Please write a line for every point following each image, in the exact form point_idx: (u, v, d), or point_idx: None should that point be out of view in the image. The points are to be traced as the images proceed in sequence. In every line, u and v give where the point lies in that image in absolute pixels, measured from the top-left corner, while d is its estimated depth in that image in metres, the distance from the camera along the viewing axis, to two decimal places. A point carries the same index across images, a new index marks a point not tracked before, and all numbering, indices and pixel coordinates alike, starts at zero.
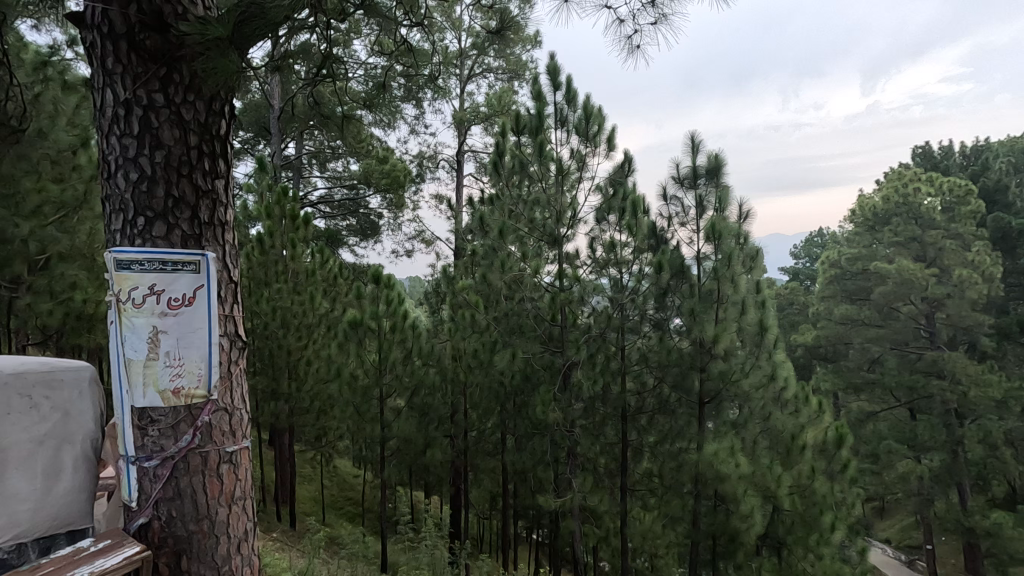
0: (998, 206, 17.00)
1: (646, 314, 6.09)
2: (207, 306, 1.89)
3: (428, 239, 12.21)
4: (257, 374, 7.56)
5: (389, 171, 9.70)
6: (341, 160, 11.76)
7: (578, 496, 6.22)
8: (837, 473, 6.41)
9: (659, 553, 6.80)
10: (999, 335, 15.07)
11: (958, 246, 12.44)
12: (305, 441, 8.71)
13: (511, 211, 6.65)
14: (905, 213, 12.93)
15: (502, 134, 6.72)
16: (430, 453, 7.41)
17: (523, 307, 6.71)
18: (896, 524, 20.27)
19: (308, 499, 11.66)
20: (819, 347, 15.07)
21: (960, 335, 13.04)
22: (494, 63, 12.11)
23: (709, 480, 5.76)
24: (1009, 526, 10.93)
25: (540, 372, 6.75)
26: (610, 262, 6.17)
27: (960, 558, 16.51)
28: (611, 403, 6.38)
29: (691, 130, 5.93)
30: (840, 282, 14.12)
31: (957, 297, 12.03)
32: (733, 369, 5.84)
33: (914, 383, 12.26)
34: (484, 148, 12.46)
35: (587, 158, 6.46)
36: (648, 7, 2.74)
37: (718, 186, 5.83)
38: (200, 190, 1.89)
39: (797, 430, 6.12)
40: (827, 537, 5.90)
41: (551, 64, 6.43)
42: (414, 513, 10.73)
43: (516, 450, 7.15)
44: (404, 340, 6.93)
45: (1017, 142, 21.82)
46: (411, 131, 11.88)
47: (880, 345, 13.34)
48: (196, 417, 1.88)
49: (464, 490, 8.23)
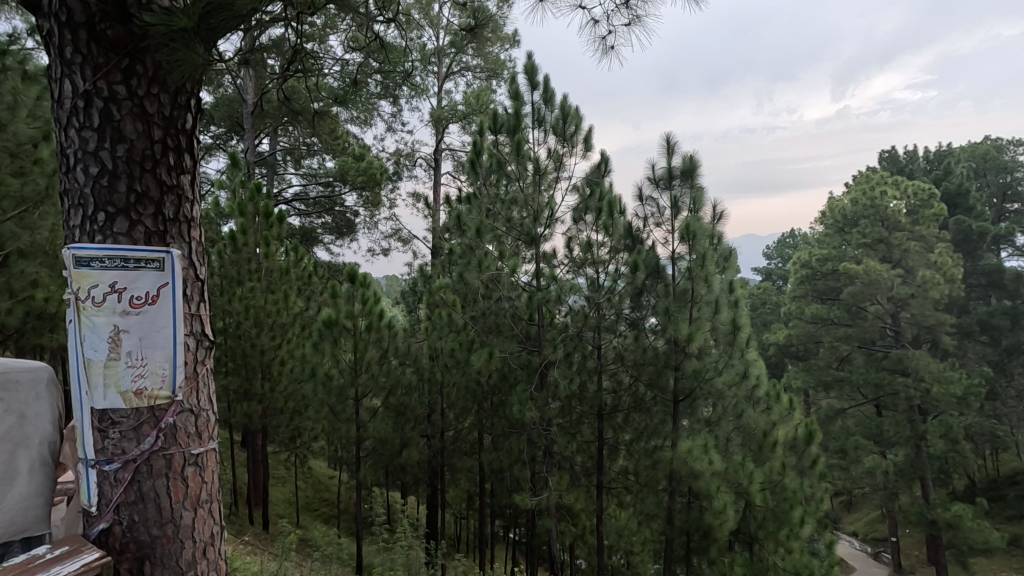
0: (960, 209, 17.59)
1: (621, 313, 6.15)
2: (173, 305, 1.85)
3: (405, 238, 12.11)
4: (229, 374, 7.39)
5: (365, 168, 9.58)
6: (317, 157, 11.55)
7: (554, 494, 6.27)
8: (807, 469, 6.57)
9: (635, 551, 6.87)
10: (960, 334, 15.63)
11: (922, 248, 12.83)
12: (279, 443, 8.56)
13: (489, 210, 6.70)
14: (873, 216, 13.28)
15: (480, 132, 6.71)
16: (407, 453, 7.33)
17: (500, 306, 6.75)
18: (863, 518, 20.87)
19: (282, 501, 11.48)
20: (791, 346, 15.40)
21: (924, 334, 13.47)
22: (472, 61, 12.09)
23: (682, 477, 5.85)
24: (968, 518, 11.34)
25: (517, 371, 6.76)
26: (587, 261, 6.23)
27: (923, 549, 17.07)
28: (588, 402, 6.41)
29: (666, 132, 5.99)
30: (811, 283, 14.44)
31: (921, 296, 12.42)
32: (706, 367, 5.93)
33: (880, 380, 12.61)
34: (462, 147, 12.41)
35: (564, 158, 6.51)
36: (622, 8, 2.77)
37: (693, 187, 5.91)
38: (165, 185, 1.84)
39: (768, 427, 6.28)
40: (797, 532, 6.01)
41: (529, 64, 6.43)
42: (390, 514, 10.65)
43: (492, 449, 7.13)
44: (379, 340, 6.78)
45: (978, 147, 22.56)
46: (388, 128, 11.79)
47: (848, 344, 13.69)
48: (160, 419, 1.84)
49: (441, 490, 8.20)
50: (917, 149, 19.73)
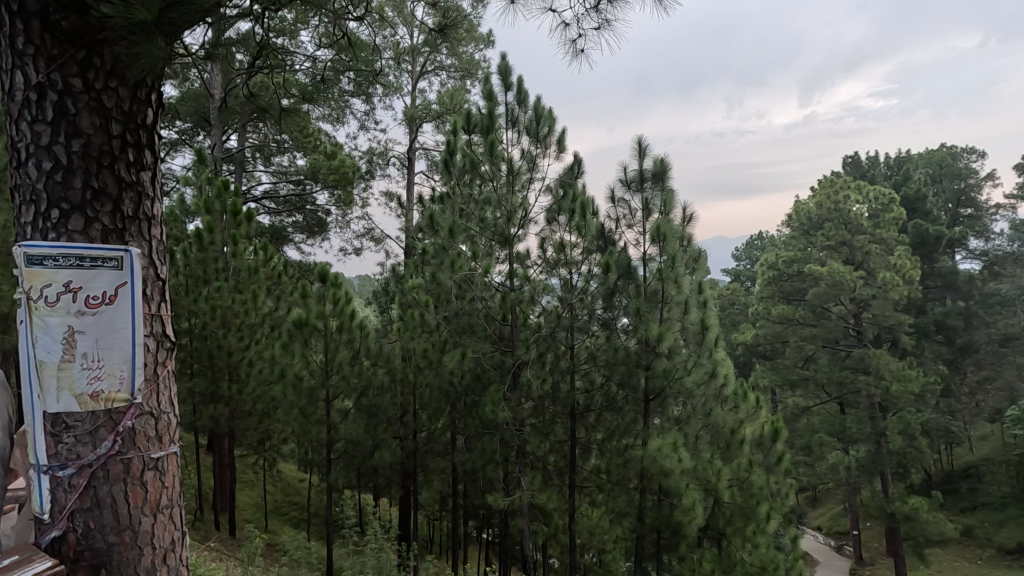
0: (917, 213, 18.20)
1: (594, 314, 6.22)
2: (132, 304, 1.80)
3: (378, 237, 11.98)
4: (195, 376, 7.19)
5: (337, 167, 9.43)
6: (287, 154, 11.33)
7: (527, 494, 6.30)
8: (773, 465, 6.75)
9: (607, 549, 6.92)
10: (918, 333, 16.24)
11: (883, 250, 13.23)
12: (246, 446, 8.37)
13: (462, 210, 6.69)
14: (837, 219, 13.68)
15: (453, 132, 6.70)
16: (379, 455, 7.18)
17: (474, 306, 6.71)
18: (827, 513, 21.53)
19: (249, 506, 11.25)
20: (759, 346, 15.76)
21: (884, 334, 13.94)
22: (446, 61, 12.05)
23: (653, 474, 5.89)
24: (924, 511, 11.80)
25: (490, 372, 6.76)
26: (560, 262, 6.32)
27: (883, 542, 17.68)
28: (561, 401, 6.45)
29: (638, 135, 6.08)
30: (778, 283, 14.80)
31: (882, 298, 12.76)
32: (677, 366, 6.01)
33: (843, 379, 12.96)
34: (435, 146, 12.36)
35: (538, 159, 6.54)
36: (592, 12, 2.84)
37: (663, 189, 6.01)
38: (124, 181, 1.79)
39: (736, 425, 6.43)
40: (763, 527, 6.17)
41: (503, 64, 6.44)
42: (362, 517, 10.52)
43: (465, 450, 7.07)
44: (351, 341, 6.65)
45: (935, 154, 23.45)
46: (360, 126, 11.65)
47: (813, 344, 14.06)
48: (117, 422, 1.78)
49: (413, 492, 8.15)
50: (878, 154, 20.41)
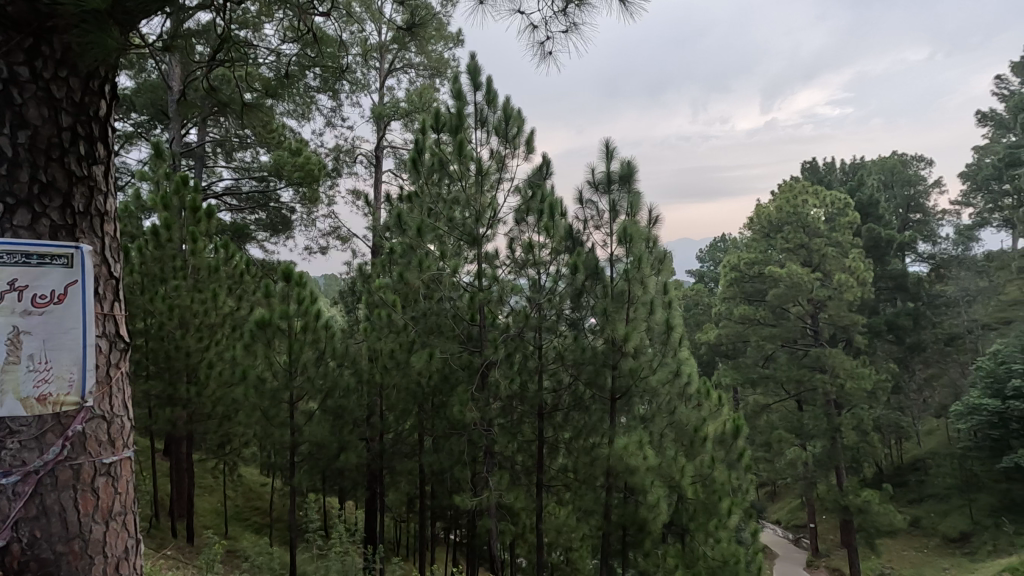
0: (871, 218, 18.96)
1: (562, 314, 6.28)
2: (83, 305, 1.73)
3: (345, 235, 11.77)
4: (151, 378, 6.92)
5: (302, 164, 9.19)
6: (250, 150, 11.04)
7: (494, 494, 6.29)
8: (734, 462, 6.92)
9: (574, 547, 6.97)
10: (872, 333, 16.93)
11: (838, 253, 13.74)
12: (205, 450, 8.10)
13: (430, 209, 6.66)
14: (795, 222, 14.14)
15: (423, 130, 6.65)
16: (345, 457, 7.11)
17: (441, 306, 6.68)
18: (786, 507, 22.23)
19: (208, 512, 10.92)
20: (721, 345, 16.16)
21: (840, 334, 14.48)
22: (415, 59, 11.94)
23: (619, 472, 5.97)
24: (876, 503, 12.32)
25: (458, 372, 6.73)
26: (528, 262, 6.35)
27: (838, 534, 18.37)
28: (528, 402, 6.46)
29: (605, 138, 6.16)
30: (740, 285, 15.19)
31: (837, 298, 13.24)
32: (642, 366, 6.10)
33: (801, 377, 13.40)
34: (404, 145, 12.21)
35: (506, 160, 6.56)
36: (559, 15, 2.88)
37: (630, 192, 6.10)
38: (75, 176, 1.74)
39: (700, 423, 6.58)
40: (724, 521, 6.35)
41: (472, 64, 6.43)
42: (326, 520, 10.33)
43: (432, 451, 7.06)
44: (316, 341, 6.52)
45: (887, 160, 24.47)
46: (326, 123, 11.44)
47: (773, 343, 14.50)
48: (67, 427, 1.73)
49: (380, 493, 8.10)
50: (835, 161, 21.18)
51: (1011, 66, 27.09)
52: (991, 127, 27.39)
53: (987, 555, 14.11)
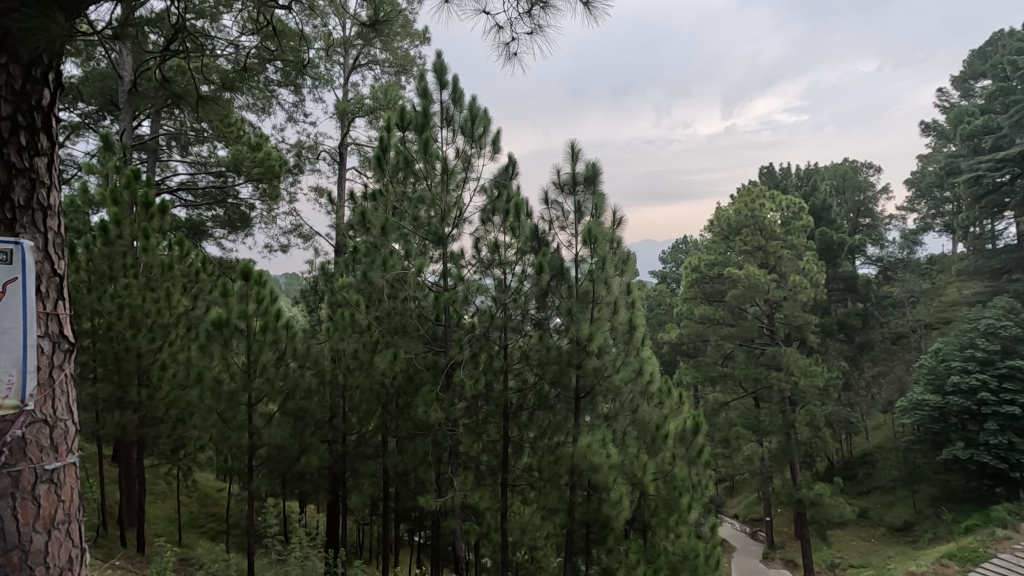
0: (824, 222, 19.70)
1: (527, 313, 6.30)
2: (21, 303, 1.78)
3: (307, 233, 11.52)
4: (98, 382, 6.55)
5: (262, 159, 8.89)
6: (207, 144, 10.69)
7: (459, 494, 6.25)
8: (694, 458, 7.09)
9: (539, 546, 7.00)
10: (824, 332, 17.64)
11: (793, 255, 14.24)
12: (157, 455, 7.80)
13: (395, 208, 6.63)
14: (753, 225, 14.60)
15: (387, 128, 6.59)
16: (305, 460, 6.86)
17: (406, 306, 6.64)
18: (743, 502, 22.95)
19: (161, 519, 10.52)
20: (682, 345, 16.53)
21: (794, 333, 15.00)
22: (380, 55, 11.79)
23: (583, 471, 6.02)
24: (827, 495, 12.82)
25: (422, 372, 6.69)
26: (493, 263, 6.36)
27: (792, 526, 19.06)
28: (493, 401, 6.46)
29: (570, 140, 6.24)
30: (700, 285, 15.54)
31: (792, 299, 13.71)
32: (606, 365, 6.19)
33: (758, 375, 13.81)
34: (369, 142, 12.03)
35: (472, 159, 6.55)
36: (524, 16, 2.91)
37: (595, 193, 6.23)
38: (16, 168, 1.82)
39: (661, 421, 6.73)
40: (685, 516, 6.46)
41: (438, 63, 6.40)
42: (286, 525, 10.11)
43: (397, 452, 6.98)
44: (276, 341, 6.37)
45: (838, 167, 25.52)
46: (288, 118, 11.17)
47: (731, 343, 14.93)
48: (6, 432, 1.77)
49: (343, 496, 7.96)
50: (790, 166, 21.93)
51: (953, 79, 28.62)
52: (933, 137, 28.92)
53: (929, 542, 14.85)
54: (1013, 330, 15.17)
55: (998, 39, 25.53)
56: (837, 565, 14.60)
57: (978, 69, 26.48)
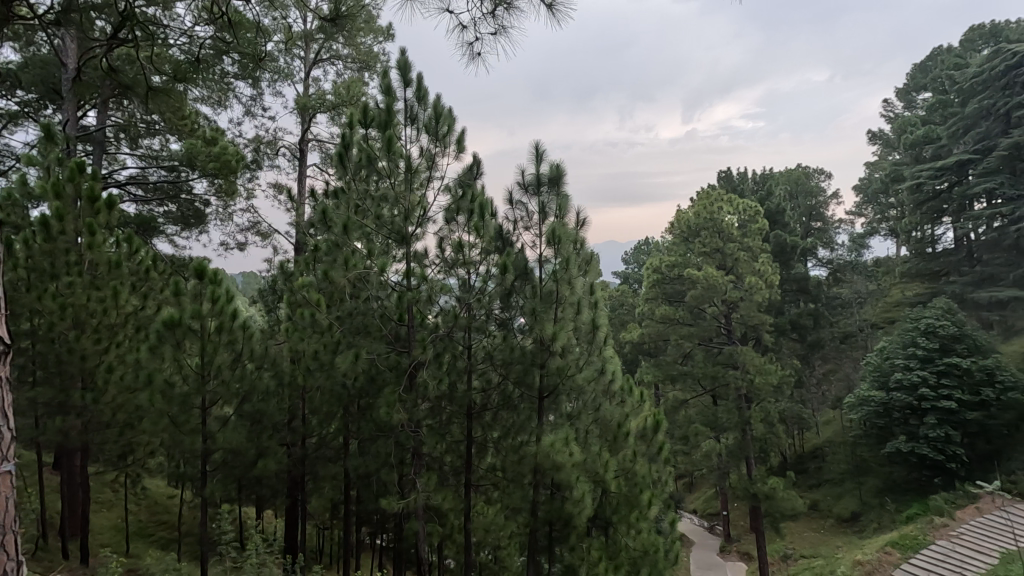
0: (778, 225, 20.40)
1: (491, 313, 6.29)
2: None
3: (265, 231, 11.19)
4: (39, 385, 6.25)
5: (218, 154, 8.58)
6: (159, 137, 10.26)
7: (422, 496, 6.19)
8: (655, 455, 7.23)
9: (503, 545, 7.01)
10: (778, 332, 18.29)
11: (749, 257, 14.70)
12: (102, 462, 7.44)
13: (358, 206, 6.51)
14: (711, 228, 15.02)
15: (350, 125, 6.45)
16: (263, 464, 6.77)
17: (368, 306, 6.52)
18: (701, 497, 23.56)
19: (107, 529, 10.06)
20: (643, 344, 16.85)
21: (751, 332, 15.47)
22: (343, 50, 11.58)
23: (545, 470, 6.05)
24: (780, 489, 13.27)
25: (385, 373, 6.59)
26: (458, 262, 6.32)
27: (747, 520, 19.68)
28: (457, 402, 6.41)
29: (536, 140, 6.28)
30: (661, 286, 15.85)
31: (748, 299, 14.15)
32: (569, 364, 6.25)
33: (716, 373, 14.19)
34: (330, 139, 11.78)
35: (436, 158, 6.51)
36: (488, 17, 2.92)
37: (559, 194, 6.32)
38: None
39: (623, 419, 6.86)
40: (645, 513, 6.59)
41: (401, 60, 6.33)
42: (242, 531, 9.83)
43: (358, 454, 6.88)
44: (232, 342, 6.18)
45: (792, 172, 26.50)
46: (245, 112, 10.83)
47: (691, 342, 15.29)
48: None
49: (302, 501, 7.78)
50: (747, 171, 22.62)
51: (898, 92, 30.12)
52: (879, 146, 30.36)
53: (873, 531, 15.58)
54: (950, 330, 16.10)
55: (937, 54, 27.03)
56: (790, 556, 15.16)
57: (920, 82, 27.96)
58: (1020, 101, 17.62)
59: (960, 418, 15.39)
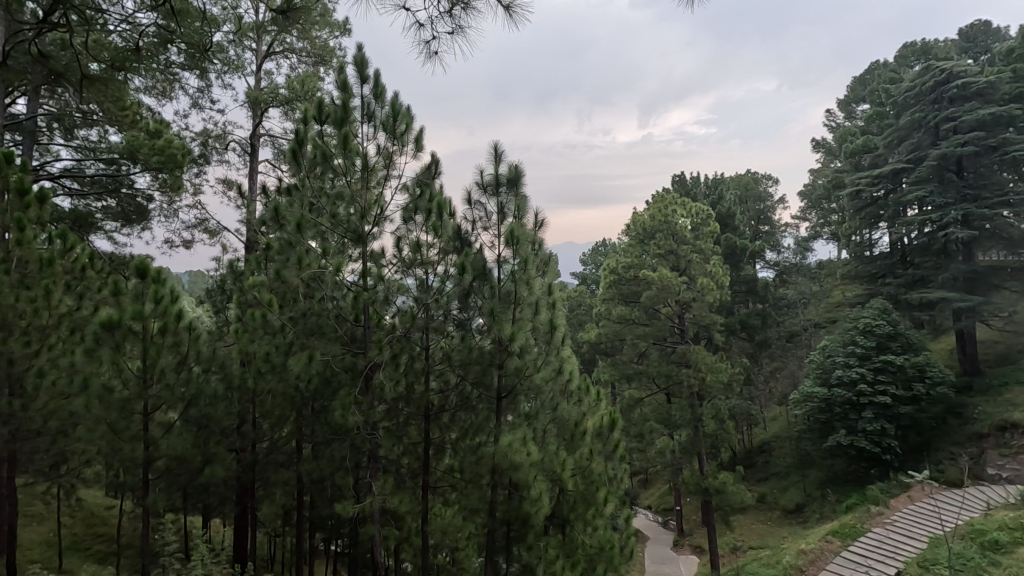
0: (729, 228, 21.13)
1: (449, 314, 6.23)
2: None
3: (214, 229, 10.76)
4: None
5: (162, 148, 8.19)
6: (97, 128, 9.70)
7: (379, 499, 6.05)
8: (611, 453, 7.35)
9: (460, 546, 6.96)
10: (728, 331, 18.95)
11: (701, 259, 15.14)
12: (30, 473, 6.96)
13: (312, 204, 6.32)
14: (666, 230, 15.39)
15: (304, 120, 6.26)
16: (210, 471, 6.53)
17: (323, 306, 6.37)
18: (656, 493, 24.15)
19: (36, 544, 9.43)
20: (600, 343, 17.14)
21: (703, 332, 15.92)
22: (297, 44, 11.27)
23: (503, 470, 6.05)
24: (730, 483, 13.73)
25: (340, 375, 6.47)
26: (415, 262, 6.22)
27: (699, 514, 20.29)
28: (415, 403, 6.33)
29: (495, 140, 6.29)
30: (618, 287, 16.17)
31: (700, 300, 14.57)
32: (527, 365, 6.28)
33: (669, 372, 14.56)
34: (284, 134, 11.43)
35: (394, 157, 6.43)
36: (446, 16, 2.93)
37: (517, 195, 6.40)
38: None
39: (579, 418, 6.98)
40: (601, 510, 6.70)
41: (359, 55, 6.21)
42: (187, 541, 9.43)
43: (312, 459, 6.72)
44: (178, 345, 5.90)
45: (742, 178, 27.51)
46: (192, 104, 10.38)
47: (646, 342, 15.61)
48: None
49: (252, 507, 7.55)
50: (700, 175, 23.32)
51: (839, 103, 31.68)
52: (822, 154, 31.87)
53: (816, 521, 16.32)
54: (885, 329, 17.05)
55: (875, 68, 28.60)
56: (739, 547, 15.71)
57: (859, 94, 29.50)
58: (947, 114, 18.84)
59: (894, 412, 16.29)
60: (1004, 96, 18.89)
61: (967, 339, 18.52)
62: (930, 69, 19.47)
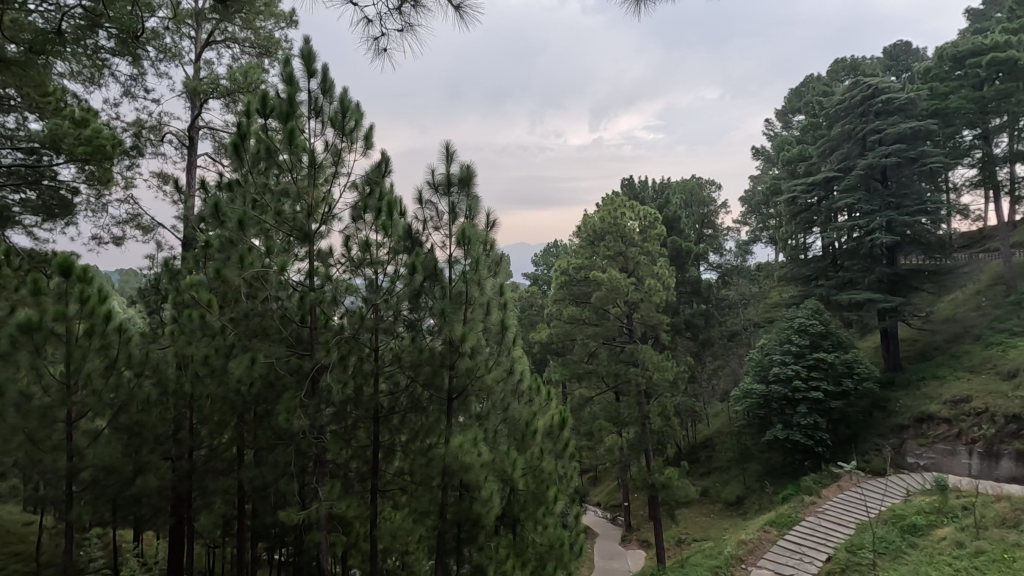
0: (675, 231, 21.80)
1: (400, 314, 6.11)
2: None
3: (148, 224, 10.17)
4: None
5: (89, 137, 7.64)
6: (14, 115, 8.97)
7: (325, 506, 5.87)
8: (561, 451, 7.43)
9: (410, 549, 6.84)
10: (674, 331, 19.57)
11: (649, 261, 15.51)
12: None
13: (256, 200, 6.07)
14: (615, 232, 15.71)
15: (247, 113, 6.02)
16: (141, 481, 6.12)
17: (267, 306, 6.15)
18: (606, 489, 24.63)
19: None
20: (551, 343, 17.32)
21: (650, 332, 16.34)
22: (240, 34, 10.82)
23: (454, 471, 6.01)
24: (675, 478, 14.17)
25: (285, 378, 6.26)
26: (364, 262, 6.14)
27: (647, 509, 20.82)
28: (363, 406, 6.20)
29: (447, 140, 6.27)
30: (569, 288, 16.37)
31: (648, 300, 14.95)
32: (478, 365, 6.30)
33: (618, 371, 14.87)
34: (225, 127, 10.95)
35: (343, 154, 6.27)
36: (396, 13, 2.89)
37: (468, 195, 6.42)
38: None
39: (530, 417, 7.04)
40: (551, 508, 6.81)
41: (305, 48, 6.03)
42: (116, 556, 8.84)
43: (254, 465, 6.47)
44: (106, 347, 5.55)
45: (687, 182, 28.48)
46: (124, 92, 9.77)
47: (596, 341, 15.87)
48: None
49: (188, 518, 7.15)
50: (648, 179, 23.94)
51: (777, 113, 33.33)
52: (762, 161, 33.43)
53: (755, 512, 17.08)
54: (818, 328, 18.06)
55: (809, 82, 30.26)
56: (684, 540, 16.22)
57: (795, 105, 31.15)
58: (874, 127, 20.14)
59: (826, 407, 17.24)
60: (922, 111, 20.38)
61: (890, 337, 19.85)
62: (859, 85, 20.96)
